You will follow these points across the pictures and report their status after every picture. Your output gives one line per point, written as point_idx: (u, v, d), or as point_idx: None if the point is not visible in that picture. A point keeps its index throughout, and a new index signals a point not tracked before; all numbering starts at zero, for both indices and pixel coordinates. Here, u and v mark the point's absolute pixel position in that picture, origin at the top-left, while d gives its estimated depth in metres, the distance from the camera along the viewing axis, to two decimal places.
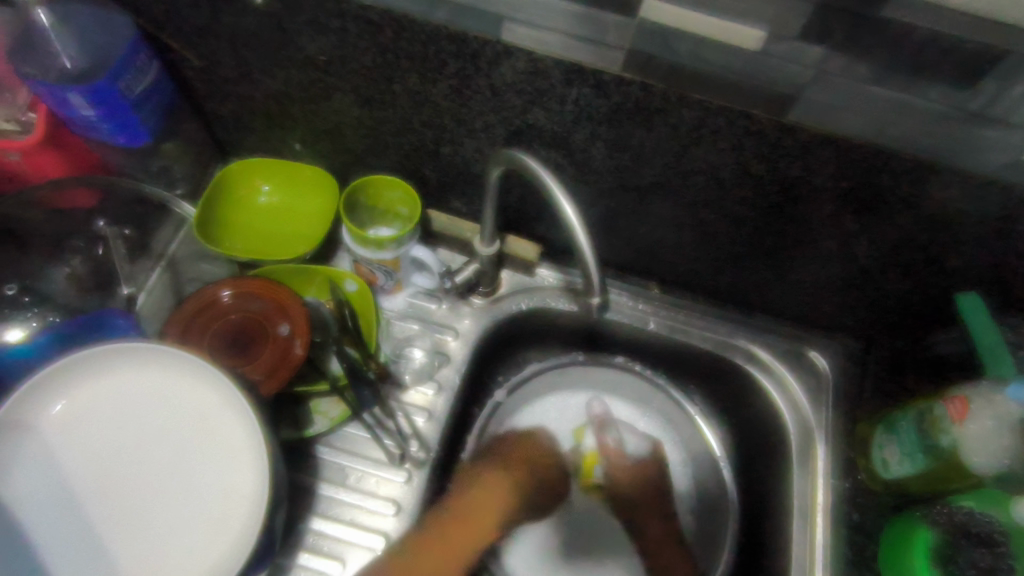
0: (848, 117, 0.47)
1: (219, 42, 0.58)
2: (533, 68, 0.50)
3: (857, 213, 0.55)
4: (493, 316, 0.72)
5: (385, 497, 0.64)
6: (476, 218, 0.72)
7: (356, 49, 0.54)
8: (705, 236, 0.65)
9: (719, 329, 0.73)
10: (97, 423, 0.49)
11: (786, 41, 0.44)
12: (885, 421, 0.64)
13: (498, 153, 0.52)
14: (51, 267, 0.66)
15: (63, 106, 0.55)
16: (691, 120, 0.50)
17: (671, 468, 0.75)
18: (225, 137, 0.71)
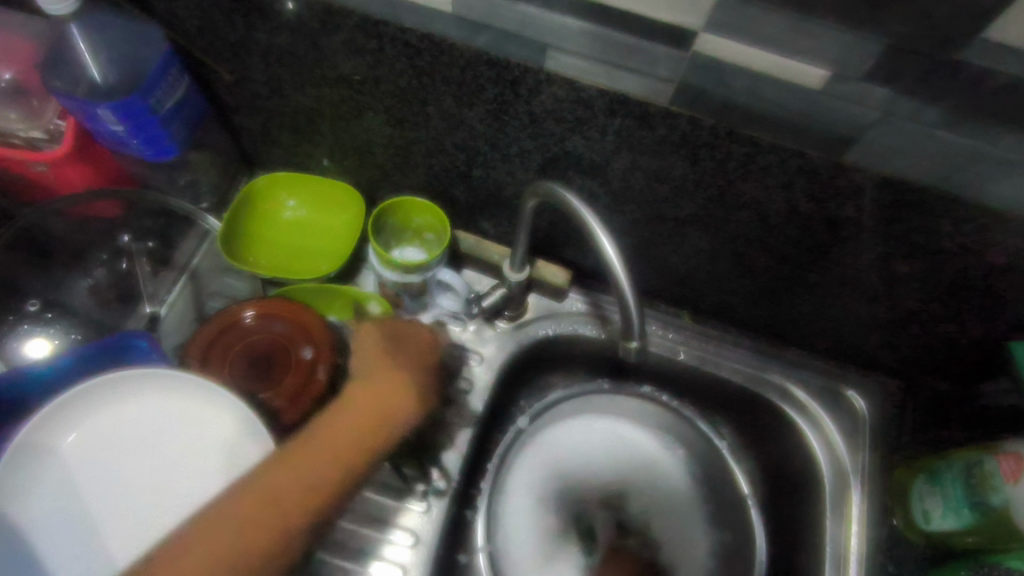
0: (911, 160, 0.44)
1: (252, 58, 0.56)
2: (575, 97, 0.48)
3: (910, 257, 0.52)
4: (518, 341, 0.70)
5: (404, 526, 0.62)
6: (504, 240, 0.70)
7: (391, 70, 0.52)
8: (742, 269, 0.62)
9: (752, 363, 0.71)
10: (115, 449, 0.48)
11: (850, 82, 0.40)
12: (926, 470, 0.61)
13: (536, 185, 0.49)
14: (76, 278, 0.65)
15: (93, 120, 0.54)
16: (739, 156, 0.48)
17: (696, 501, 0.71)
18: (252, 149, 0.70)
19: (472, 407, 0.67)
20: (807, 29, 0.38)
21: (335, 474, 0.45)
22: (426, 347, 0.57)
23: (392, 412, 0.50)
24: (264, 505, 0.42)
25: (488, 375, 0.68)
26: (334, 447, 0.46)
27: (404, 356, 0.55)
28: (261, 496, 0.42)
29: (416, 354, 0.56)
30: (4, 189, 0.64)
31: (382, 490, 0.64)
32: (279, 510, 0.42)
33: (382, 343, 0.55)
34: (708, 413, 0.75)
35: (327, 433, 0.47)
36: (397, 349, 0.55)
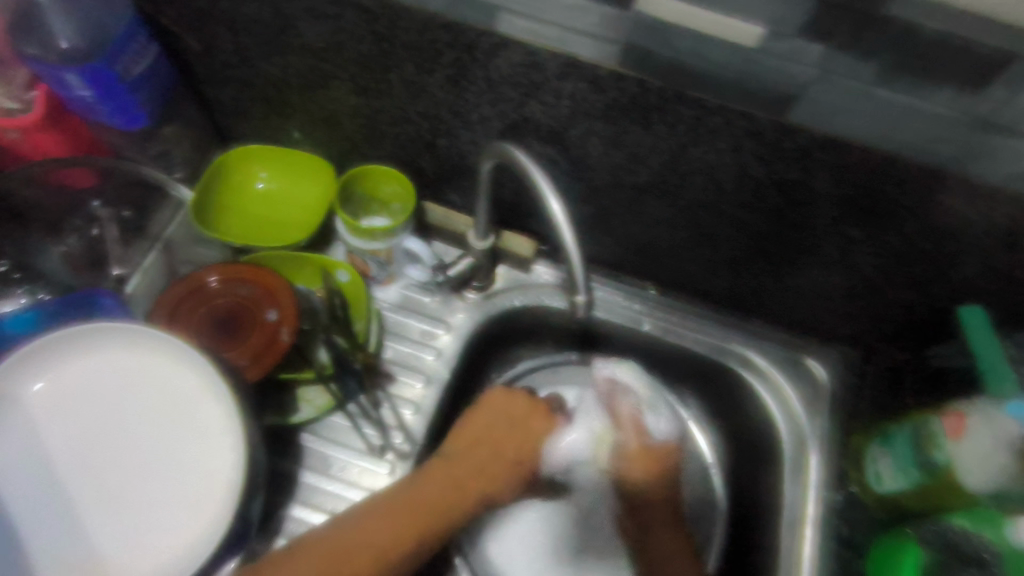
0: (849, 119, 0.46)
1: (219, 26, 0.57)
2: (529, 61, 0.49)
3: (859, 220, 0.53)
4: (486, 312, 0.71)
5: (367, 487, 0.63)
6: (472, 212, 0.72)
7: (353, 36, 0.53)
8: (701, 238, 0.63)
9: (715, 333, 0.72)
10: (80, 400, 0.49)
11: (786, 39, 0.42)
12: (881, 433, 0.62)
13: (491, 146, 0.51)
14: (48, 244, 0.66)
15: (62, 86, 0.56)
16: (689, 119, 0.49)
17: None
18: (225, 122, 0.71)
19: (438, 374, 0.68)
20: None
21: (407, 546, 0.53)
22: (538, 440, 0.64)
23: (500, 491, 0.61)
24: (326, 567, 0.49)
25: (456, 344, 0.70)
26: (406, 523, 0.54)
27: (508, 448, 0.62)
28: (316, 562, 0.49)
29: (503, 460, 0.61)
30: None
31: (347, 453, 0.64)
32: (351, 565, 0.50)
33: (504, 423, 0.63)
34: (674, 385, 0.76)
35: (418, 490, 0.56)
36: (502, 424, 0.63)
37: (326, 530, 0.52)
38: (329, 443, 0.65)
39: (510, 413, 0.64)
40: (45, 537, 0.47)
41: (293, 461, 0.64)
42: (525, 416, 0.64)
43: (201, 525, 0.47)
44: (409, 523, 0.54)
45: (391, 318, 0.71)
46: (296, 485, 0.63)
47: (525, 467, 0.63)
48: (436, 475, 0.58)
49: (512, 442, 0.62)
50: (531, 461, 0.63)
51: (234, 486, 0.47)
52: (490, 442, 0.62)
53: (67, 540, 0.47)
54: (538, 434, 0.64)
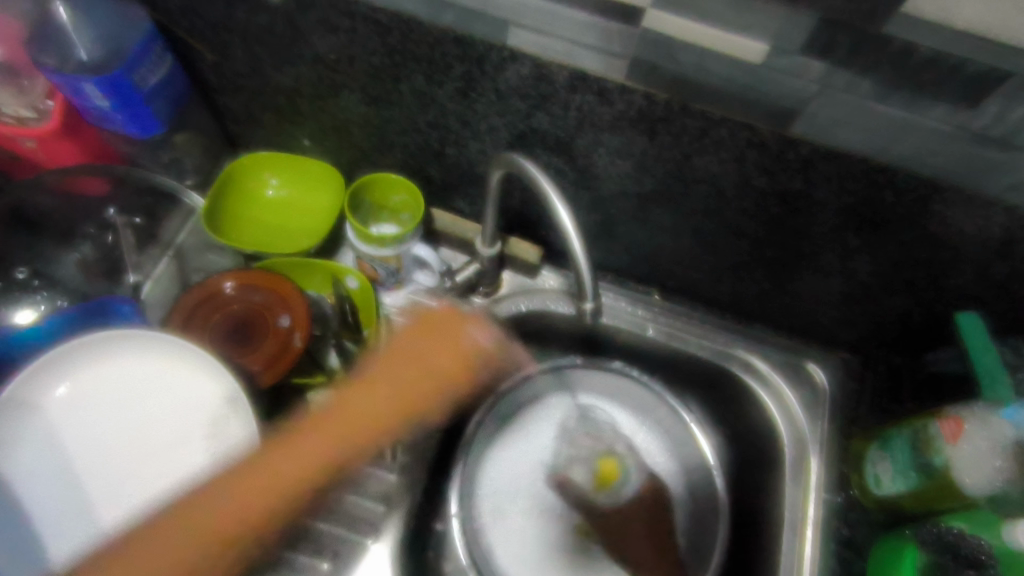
0: (849, 132, 0.47)
1: (232, 37, 0.59)
2: (537, 74, 0.50)
3: (859, 229, 0.55)
4: (494, 317, 0.72)
5: (378, 490, 0.65)
6: (479, 219, 0.73)
7: (364, 49, 0.55)
8: (704, 245, 0.65)
9: (718, 338, 0.73)
10: (100, 406, 0.51)
11: (788, 56, 0.43)
12: (880, 437, 0.64)
13: (499, 157, 0.52)
14: (63, 251, 0.67)
15: (79, 95, 0.57)
16: (693, 130, 0.50)
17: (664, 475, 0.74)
18: (236, 130, 0.72)
19: None
20: (745, 5, 0.41)
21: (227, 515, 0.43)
22: (467, 341, 0.49)
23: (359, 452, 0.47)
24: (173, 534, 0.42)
25: None
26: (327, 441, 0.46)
27: (420, 363, 0.47)
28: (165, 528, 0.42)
29: (441, 361, 0.48)
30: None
31: (358, 456, 0.66)
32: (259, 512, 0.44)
33: (405, 342, 0.47)
34: (676, 389, 0.77)
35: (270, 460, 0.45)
36: (428, 334, 0.48)
37: (201, 491, 0.44)
38: None
39: (423, 355, 0.47)
40: (66, 539, 0.48)
41: None
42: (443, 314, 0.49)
43: None
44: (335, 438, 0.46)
45: None
46: None
47: (456, 366, 0.48)
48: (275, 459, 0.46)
49: (452, 342, 0.48)
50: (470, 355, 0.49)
51: None
52: (421, 353, 0.47)
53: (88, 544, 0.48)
54: (474, 345, 0.49)
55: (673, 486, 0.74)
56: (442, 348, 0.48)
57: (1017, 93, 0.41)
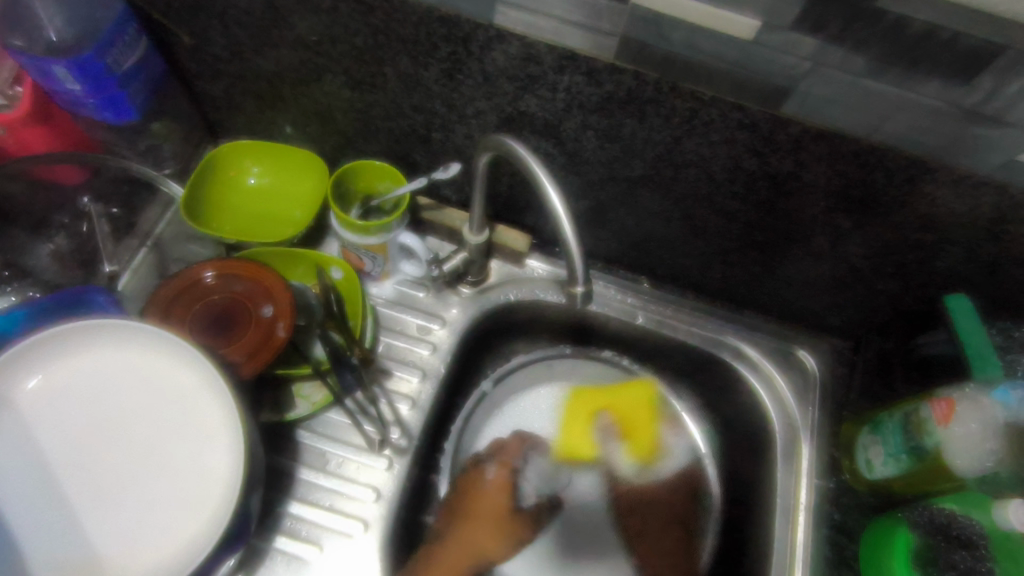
0: (840, 112, 0.46)
1: (209, 18, 0.57)
2: (525, 53, 0.49)
3: (849, 212, 0.54)
4: (481, 306, 0.71)
5: (366, 483, 0.64)
6: (465, 206, 0.72)
7: (347, 29, 0.53)
8: (694, 230, 0.64)
9: (708, 325, 0.73)
10: (76, 398, 0.49)
11: (779, 32, 0.43)
12: (871, 421, 0.63)
13: (487, 139, 0.51)
14: (37, 242, 0.65)
15: (49, 78, 0.54)
16: (684, 111, 0.50)
17: (655, 468, 0.74)
18: (215, 117, 0.70)
19: (435, 368, 0.69)
20: None
21: None
22: (497, 491, 0.68)
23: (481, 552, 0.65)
24: None
25: (451, 338, 0.70)
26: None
27: (484, 519, 0.66)
28: None
29: (490, 514, 0.66)
30: None
31: (345, 449, 0.64)
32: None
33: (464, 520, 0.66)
34: (667, 378, 0.77)
35: None
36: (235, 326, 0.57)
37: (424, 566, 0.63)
38: (326, 440, 0.65)
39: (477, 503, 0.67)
40: (41, 536, 0.46)
41: (289, 458, 0.64)
42: (470, 478, 0.68)
43: (200, 527, 0.47)
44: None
45: (385, 313, 0.71)
46: (293, 482, 0.63)
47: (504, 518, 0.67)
48: None
49: (486, 495, 0.67)
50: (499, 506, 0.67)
51: (234, 484, 0.47)
52: (476, 512, 0.66)
53: (64, 540, 0.47)
54: (493, 482, 0.68)
55: (663, 480, 0.73)
56: (489, 511, 0.66)
57: (1009, 68, 0.40)
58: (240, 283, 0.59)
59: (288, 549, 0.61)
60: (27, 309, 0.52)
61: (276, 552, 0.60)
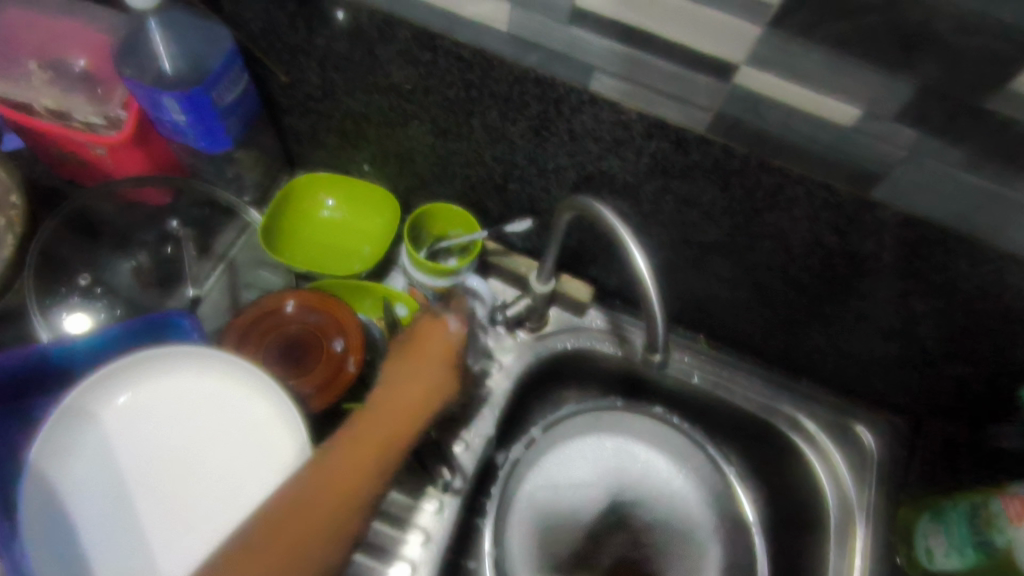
0: (930, 200, 0.46)
1: (309, 61, 0.59)
2: (615, 119, 0.51)
3: (926, 295, 0.54)
4: (537, 353, 0.72)
5: (416, 525, 0.63)
6: (530, 253, 0.73)
7: (442, 82, 0.55)
8: (760, 297, 0.64)
9: (764, 392, 0.72)
10: (157, 420, 0.50)
11: (880, 121, 0.43)
12: (933, 508, 0.61)
13: (571, 199, 0.51)
14: (121, 259, 0.68)
15: (157, 109, 0.57)
16: (768, 186, 0.50)
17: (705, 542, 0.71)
18: (297, 149, 0.73)
19: (485, 412, 0.69)
20: (841, 68, 0.40)
21: (348, 486, 0.44)
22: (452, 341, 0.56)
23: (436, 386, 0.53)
24: (309, 506, 0.42)
25: (505, 383, 0.70)
26: (384, 433, 0.48)
27: (429, 347, 0.55)
28: (295, 519, 0.42)
29: (438, 357, 0.55)
30: (61, 169, 0.67)
31: (399, 489, 0.64)
32: (339, 509, 0.43)
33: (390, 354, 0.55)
34: (716, 438, 0.76)
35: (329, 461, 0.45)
36: (307, 357, 0.59)
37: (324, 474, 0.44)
38: None
39: (421, 364, 0.54)
40: (111, 555, 0.47)
41: None
42: (426, 321, 0.56)
43: None
44: (399, 427, 0.49)
45: None
46: None
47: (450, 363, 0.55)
48: (353, 441, 0.47)
49: (434, 340, 0.55)
50: (456, 347, 0.56)
51: None
52: (419, 342, 0.55)
53: (131, 558, 0.47)
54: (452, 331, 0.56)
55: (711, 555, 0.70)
56: (435, 353, 0.55)
57: None
58: (314, 316, 0.61)
59: None
60: (105, 334, 0.52)
61: None
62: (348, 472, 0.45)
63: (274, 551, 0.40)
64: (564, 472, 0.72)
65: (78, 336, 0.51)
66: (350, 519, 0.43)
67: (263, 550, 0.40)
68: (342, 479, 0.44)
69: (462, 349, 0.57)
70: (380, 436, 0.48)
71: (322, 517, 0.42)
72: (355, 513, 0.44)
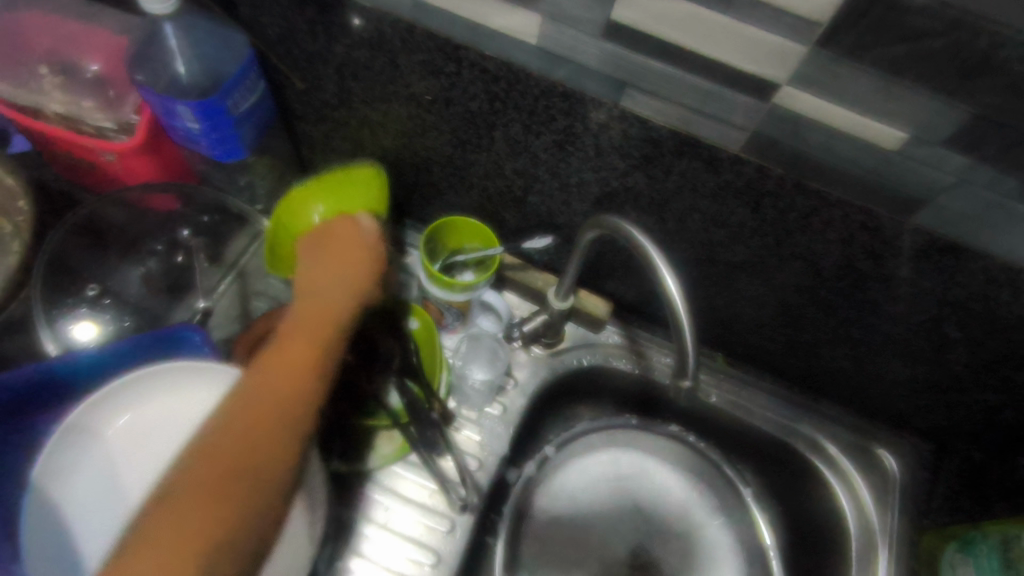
0: (975, 228, 0.44)
1: (326, 69, 0.58)
2: (645, 135, 0.49)
3: (962, 323, 0.52)
4: (553, 369, 0.70)
5: (426, 545, 0.61)
6: (547, 266, 0.71)
7: (465, 93, 0.53)
8: (785, 317, 0.62)
9: (785, 413, 0.71)
10: (162, 440, 0.48)
11: (929, 145, 0.41)
12: (963, 539, 0.60)
13: (598, 218, 0.50)
14: (130, 266, 0.66)
15: (169, 116, 0.56)
16: (803, 208, 0.49)
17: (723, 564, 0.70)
18: (310, 156, 0.72)
19: (498, 428, 0.67)
20: (892, 91, 0.39)
21: (253, 425, 0.39)
22: (365, 233, 0.56)
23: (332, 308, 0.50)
24: (208, 462, 0.37)
25: (520, 401, 0.69)
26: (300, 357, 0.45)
27: (340, 254, 0.54)
28: (191, 478, 0.36)
29: (348, 258, 0.54)
30: (69, 174, 0.65)
31: (410, 508, 0.62)
32: (251, 465, 0.37)
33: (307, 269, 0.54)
34: (731, 458, 0.74)
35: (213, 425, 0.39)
36: None
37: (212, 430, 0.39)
38: (389, 495, 0.63)
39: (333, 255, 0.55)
40: None
41: (353, 509, 0.62)
42: (338, 224, 0.56)
43: None
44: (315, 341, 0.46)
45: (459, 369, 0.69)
46: (355, 536, 0.61)
47: (364, 253, 0.55)
48: (263, 375, 0.42)
49: (355, 240, 0.55)
50: (376, 256, 0.55)
51: None
52: (333, 240, 0.55)
53: None
54: (360, 228, 0.56)
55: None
56: (355, 255, 0.54)
57: None
58: None
59: None
60: (111, 351, 0.50)
61: None
62: (241, 424, 0.39)
63: (197, 498, 0.35)
64: (584, 481, 0.72)
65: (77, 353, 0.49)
66: (271, 454, 0.39)
67: (168, 543, 0.34)
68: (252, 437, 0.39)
69: (381, 243, 0.56)
70: (296, 373, 0.43)
71: (235, 462, 0.37)
72: (277, 444, 0.39)
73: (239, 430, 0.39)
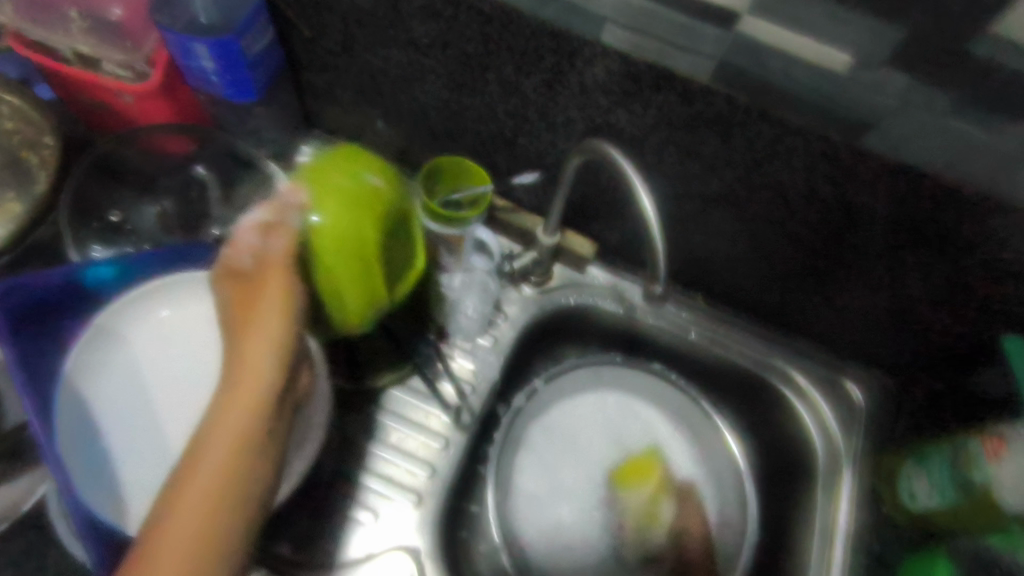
0: (920, 150, 0.49)
1: (332, 16, 0.62)
2: (625, 70, 0.54)
3: (914, 247, 0.57)
4: (542, 306, 0.75)
5: (421, 459, 0.67)
6: (536, 210, 0.75)
7: (460, 36, 0.58)
8: (756, 251, 0.67)
9: (762, 349, 0.75)
10: (184, 342, 0.54)
11: (873, 69, 0.46)
12: (917, 454, 0.65)
13: (584, 144, 0.54)
14: (147, 203, 0.70)
15: (187, 55, 0.60)
16: (768, 136, 0.53)
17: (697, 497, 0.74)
18: (314, 106, 0.76)
19: (489, 357, 0.72)
20: (842, 17, 0.44)
21: (222, 465, 0.43)
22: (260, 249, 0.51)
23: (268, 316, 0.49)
24: (198, 481, 0.42)
25: (510, 332, 0.73)
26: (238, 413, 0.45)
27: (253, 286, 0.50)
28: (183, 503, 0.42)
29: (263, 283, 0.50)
30: (88, 118, 0.70)
31: (407, 426, 0.68)
32: (233, 482, 0.43)
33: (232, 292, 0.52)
34: (711, 394, 0.78)
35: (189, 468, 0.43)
36: None
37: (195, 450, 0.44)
38: (389, 414, 0.68)
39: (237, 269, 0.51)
40: (137, 464, 0.51)
41: (355, 426, 0.67)
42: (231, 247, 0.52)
43: None
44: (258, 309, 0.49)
45: None
46: (357, 450, 0.66)
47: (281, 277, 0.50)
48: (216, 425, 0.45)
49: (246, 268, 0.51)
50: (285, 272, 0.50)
51: None
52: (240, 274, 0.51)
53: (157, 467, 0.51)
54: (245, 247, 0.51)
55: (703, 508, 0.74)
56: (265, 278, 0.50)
57: None
58: None
59: (346, 510, 0.64)
60: (136, 262, 0.55)
61: (335, 512, 0.64)
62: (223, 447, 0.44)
63: (206, 501, 0.42)
64: (570, 415, 0.76)
65: (98, 262, 0.54)
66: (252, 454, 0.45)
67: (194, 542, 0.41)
68: (218, 474, 0.43)
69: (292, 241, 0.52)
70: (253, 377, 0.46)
71: (216, 479, 0.43)
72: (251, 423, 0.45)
73: (220, 445, 0.44)
